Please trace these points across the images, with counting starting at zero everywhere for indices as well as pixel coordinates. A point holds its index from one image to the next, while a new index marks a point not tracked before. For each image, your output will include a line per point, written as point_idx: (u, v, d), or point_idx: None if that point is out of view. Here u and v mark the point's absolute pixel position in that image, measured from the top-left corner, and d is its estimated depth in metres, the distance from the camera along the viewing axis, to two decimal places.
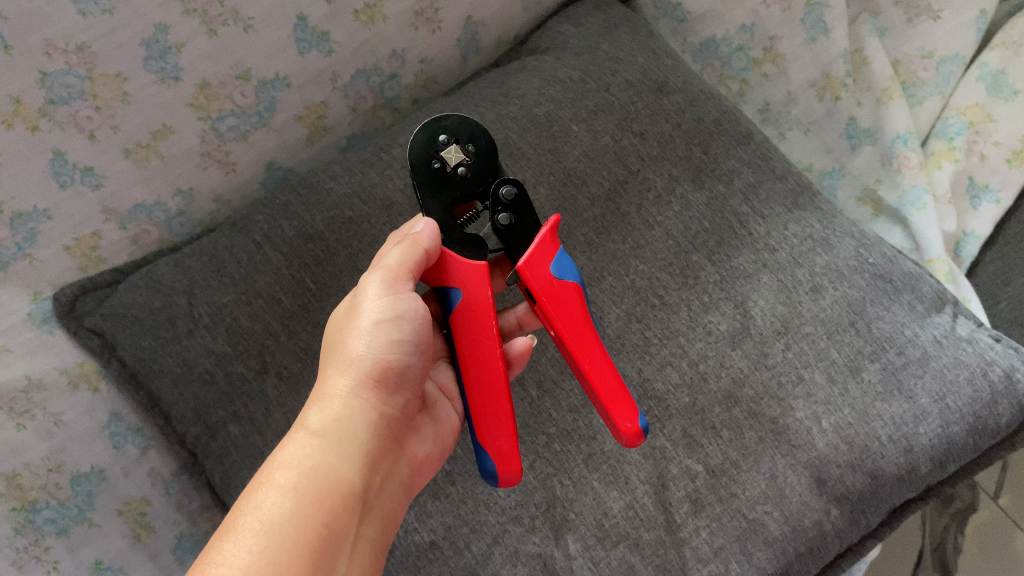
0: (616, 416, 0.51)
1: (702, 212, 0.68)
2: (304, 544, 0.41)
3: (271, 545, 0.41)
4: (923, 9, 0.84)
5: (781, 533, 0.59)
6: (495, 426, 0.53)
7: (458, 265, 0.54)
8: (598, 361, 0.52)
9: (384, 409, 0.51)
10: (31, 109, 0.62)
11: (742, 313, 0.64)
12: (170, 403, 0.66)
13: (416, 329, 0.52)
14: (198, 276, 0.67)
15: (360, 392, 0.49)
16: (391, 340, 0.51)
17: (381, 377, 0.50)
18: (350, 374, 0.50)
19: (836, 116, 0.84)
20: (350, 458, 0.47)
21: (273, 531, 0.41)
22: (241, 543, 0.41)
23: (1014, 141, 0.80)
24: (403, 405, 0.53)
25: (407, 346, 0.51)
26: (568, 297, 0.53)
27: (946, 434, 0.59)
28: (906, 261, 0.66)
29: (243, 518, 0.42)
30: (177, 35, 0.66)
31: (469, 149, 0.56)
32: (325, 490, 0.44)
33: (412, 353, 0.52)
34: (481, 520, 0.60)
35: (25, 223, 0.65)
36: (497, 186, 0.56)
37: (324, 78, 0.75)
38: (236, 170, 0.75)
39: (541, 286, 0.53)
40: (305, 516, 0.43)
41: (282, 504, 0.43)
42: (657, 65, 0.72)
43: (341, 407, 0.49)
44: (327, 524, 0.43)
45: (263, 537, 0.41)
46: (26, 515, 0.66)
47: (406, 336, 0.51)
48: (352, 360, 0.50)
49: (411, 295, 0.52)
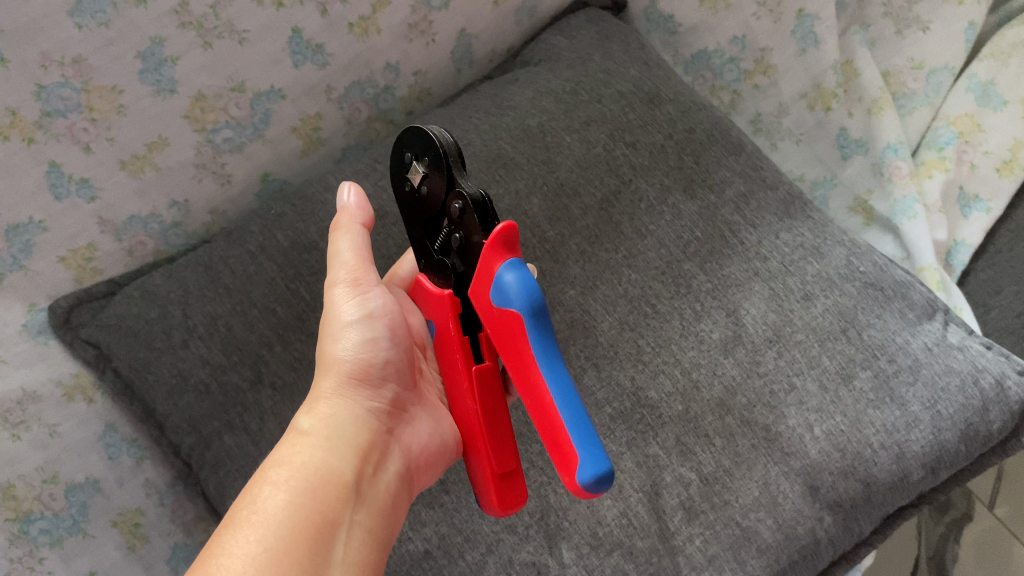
0: (559, 471, 0.42)
1: (695, 221, 0.68)
2: (299, 531, 0.44)
3: (265, 533, 0.43)
4: (912, 20, 0.85)
5: (774, 540, 0.59)
6: (475, 458, 0.53)
7: (427, 298, 0.55)
8: (541, 401, 0.43)
9: (372, 404, 0.53)
10: (27, 121, 0.63)
11: (734, 322, 0.64)
12: (165, 413, 0.67)
13: (389, 324, 0.54)
14: (193, 287, 0.67)
15: (343, 391, 0.52)
16: (365, 338, 0.53)
17: (362, 373, 0.52)
18: (331, 374, 0.52)
19: (826, 126, 0.85)
20: (340, 452, 0.49)
21: (268, 520, 0.43)
22: (239, 534, 0.43)
23: (1003, 150, 0.81)
24: (392, 401, 0.54)
25: (382, 341, 0.53)
26: (509, 326, 0.45)
27: (938, 441, 0.59)
28: (897, 270, 0.66)
29: (240, 512, 0.44)
30: (172, 47, 0.66)
31: (426, 163, 0.51)
32: (316, 482, 0.46)
33: (390, 348, 0.54)
34: (475, 529, 0.61)
35: (21, 235, 0.66)
36: (448, 201, 0.50)
37: (319, 90, 0.75)
38: (231, 181, 0.76)
39: (487, 316, 0.48)
40: (299, 505, 0.45)
41: (275, 496, 0.45)
42: (649, 77, 0.74)
43: (326, 406, 0.51)
44: (320, 511, 0.45)
45: (259, 527, 0.43)
46: (20, 526, 0.66)
47: (379, 331, 0.53)
48: (332, 361, 0.52)
49: (379, 291, 0.54)
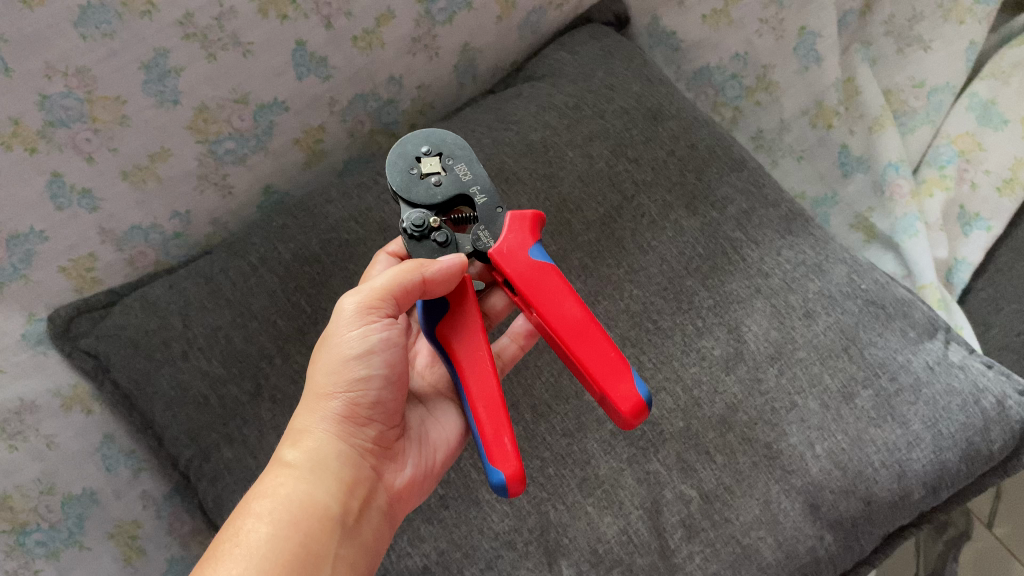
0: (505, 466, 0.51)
1: (697, 237, 0.68)
2: (282, 568, 0.44)
3: (248, 569, 0.44)
4: (913, 39, 0.86)
5: (775, 559, 0.58)
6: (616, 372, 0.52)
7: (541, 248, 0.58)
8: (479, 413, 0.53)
9: (357, 440, 0.52)
10: (29, 130, 0.63)
11: (736, 338, 0.64)
12: (163, 425, 0.66)
13: (387, 358, 0.52)
14: (193, 298, 0.67)
15: (330, 423, 0.51)
16: (357, 376, 0.51)
17: (349, 410, 0.52)
18: (320, 405, 0.51)
19: (828, 143, 0.85)
20: (324, 487, 0.49)
21: (250, 556, 0.44)
22: (221, 569, 0.44)
23: (1004, 170, 0.81)
24: (378, 434, 0.54)
25: (377, 379, 0.52)
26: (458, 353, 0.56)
27: (939, 461, 0.59)
28: (898, 287, 0.67)
29: (223, 544, 0.45)
30: (176, 58, 0.66)
31: (417, 172, 0.57)
32: (299, 516, 0.47)
33: (382, 384, 0.52)
34: (474, 545, 0.60)
35: (21, 244, 0.66)
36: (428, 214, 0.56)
37: (322, 102, 0.76)
38: (233, 193, 0.76)
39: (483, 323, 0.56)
40: (281, 541, 0.46)
41: (259, 529, 0.46)
42: (652, 93, 0.74)
43: (311, 439, 0.51)
44: (303, 546, 0.46)
45: (242, 561, 0.44)
46: (16, 537, 0.65)
47: (373, 368, 0.52)
48: (321, 393, 0.52)
49: (383, 324, 0.52)
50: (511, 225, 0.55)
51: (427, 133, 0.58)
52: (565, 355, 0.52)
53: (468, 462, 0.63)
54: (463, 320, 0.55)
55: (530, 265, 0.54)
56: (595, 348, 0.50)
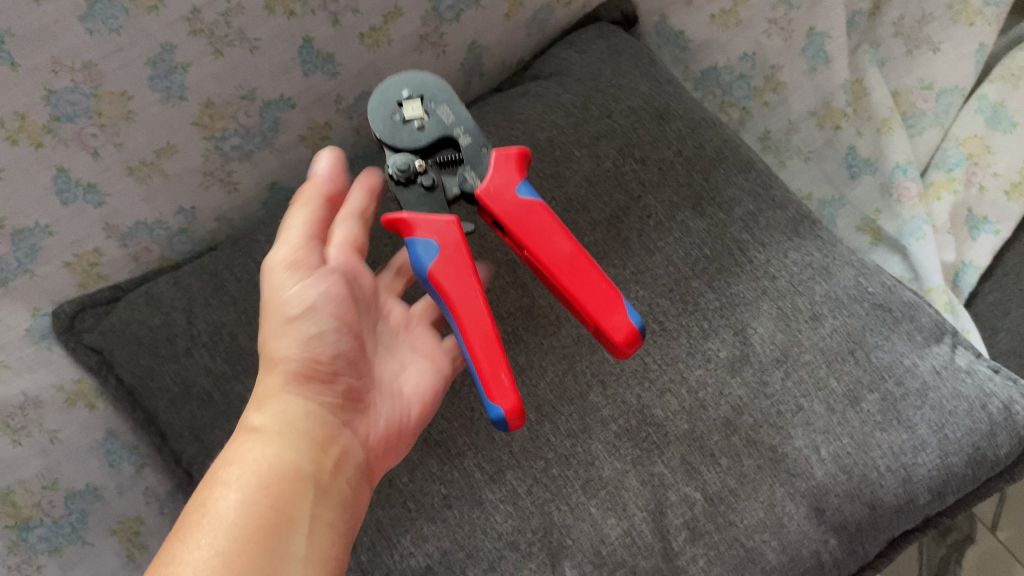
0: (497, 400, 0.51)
1: (703, 238, 0.68)
2: (252, 528, 0.44)
3: (218, 536, 0.43)
4: (922, 41, 0.86)
5: (779, 562, 0.58)
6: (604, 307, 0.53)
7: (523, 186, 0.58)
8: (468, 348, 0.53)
9: (322, 398, 0.53)
10: (36, 125, 0.63)
11: (742, 340, 0.64)
12: (167, 421, 0.67)
13: (336, 308, 0.54)
14: (198, 294, 0.67)
15: (292, 384, 0.52)
16: (310, 331, 0.53)
17: (308, 368, 0.53)
18: (277, 367, 0.53)
19: (836, 145, 0.85)
20: (291, 446, 0.49)
21: (219, 522, 0.44)
22: (191, 540, 0.43)
23: (1013, 173, 0.81)
24: (344, 393, 0.55)
25: (332, 332, 0.54)
26: None
27: (946, 466, 0.58)
28: (906, 291, 0.66)
29: (192, 516, 0.45)
30: (183, 54, 0.66)
31: (397, 118, 0.56)
32: (267, 478, 0.47)
33: (338, 337, 0.54)
34: (477, 546, 0.59)
35: (27, 239, 0.66)
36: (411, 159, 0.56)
37: (328, 99, 0.75)
38: (238, 189, 0.76)
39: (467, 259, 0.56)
40: (251, 503, 0.45)
41: (228, 496, 0.45)
42: (660, 92, 0.74)
43: (275, 401, 0.52)
44: (273, 506, 0.46)
45: (211, 530, 0.43)
46: (19, 533, 0.65)
47: (325, 320, 0.53)
48: (278, 356, 0.53)
49: (317, 277, 0.55)
50: (498, 163, 0.55)
51: (405, 75, 0.57)
52: (553, 287, 0.52)
53: (472, 462, 0.62)
54: (454, 255, 0.53)
55: (518, 204, 0.54)
56: (588, 283, 0.51)
